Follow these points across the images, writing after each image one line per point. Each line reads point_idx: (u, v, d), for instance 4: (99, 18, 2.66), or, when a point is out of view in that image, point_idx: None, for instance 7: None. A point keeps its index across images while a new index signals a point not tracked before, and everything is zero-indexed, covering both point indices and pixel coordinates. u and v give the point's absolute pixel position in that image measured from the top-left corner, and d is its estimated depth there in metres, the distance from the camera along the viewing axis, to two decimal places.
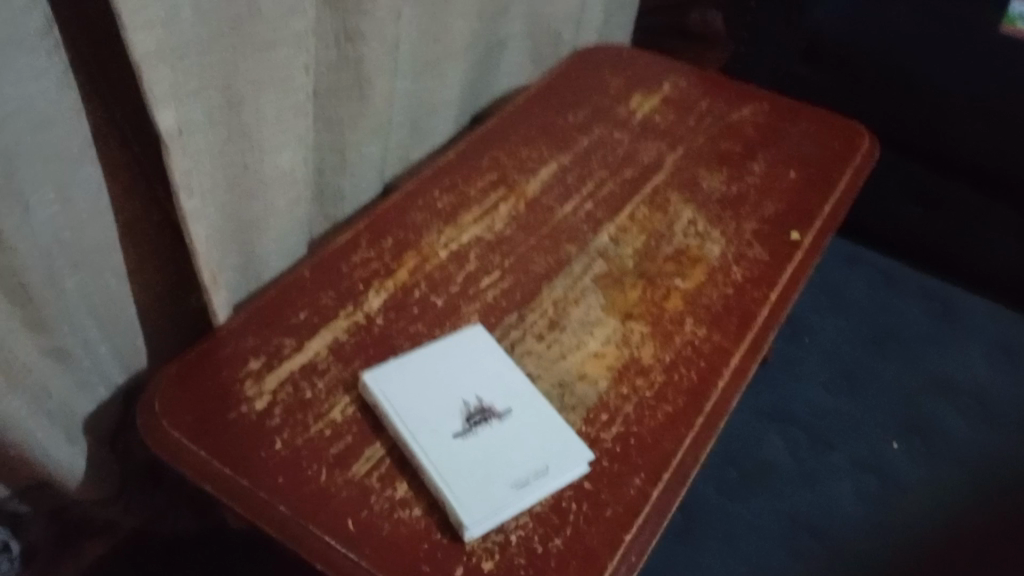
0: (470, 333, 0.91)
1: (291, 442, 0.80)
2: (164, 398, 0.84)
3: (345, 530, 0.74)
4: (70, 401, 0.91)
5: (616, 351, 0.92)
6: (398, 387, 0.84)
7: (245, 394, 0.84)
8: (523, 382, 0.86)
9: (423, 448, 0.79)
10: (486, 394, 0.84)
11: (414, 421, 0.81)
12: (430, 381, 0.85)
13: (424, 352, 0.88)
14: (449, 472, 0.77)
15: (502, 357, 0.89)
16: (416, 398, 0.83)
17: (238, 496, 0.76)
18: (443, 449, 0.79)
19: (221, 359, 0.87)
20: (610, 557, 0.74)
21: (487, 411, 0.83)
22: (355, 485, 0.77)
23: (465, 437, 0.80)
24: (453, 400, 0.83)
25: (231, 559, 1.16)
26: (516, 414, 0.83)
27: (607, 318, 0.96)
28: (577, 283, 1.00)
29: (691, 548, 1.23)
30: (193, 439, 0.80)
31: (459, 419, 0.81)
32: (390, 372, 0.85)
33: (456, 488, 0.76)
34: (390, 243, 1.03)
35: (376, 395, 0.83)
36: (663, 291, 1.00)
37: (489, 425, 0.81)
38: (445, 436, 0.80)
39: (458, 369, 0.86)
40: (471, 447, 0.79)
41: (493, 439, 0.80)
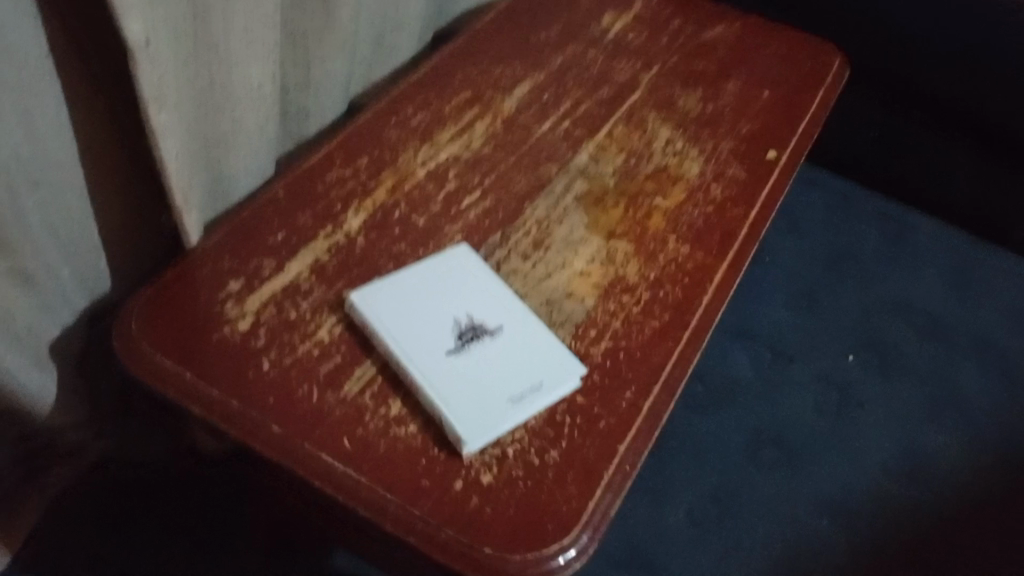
0: (455, 253, 0.89)
1: (279, 362, 0.79)
2: (141, 320, 0.80)
3: (340, 448, 0.73)
4: (35, 326, 0.87)
5: (602, 270, 0.92)
6: (387, 308, 0.82)
7: (226, 316, 0.82)
8: (512, 300, 0.85)
9: (417, 366, 0.78)
10: (476, 311, 0.83)
11: (405, 339, 0.79)
12: (418, 301, 0.83)
13: (410, 272, 0.86)
14: (443, 391, 0.76)
15: (489, 276, 0.88)
16: (406, 317, 0.81)
17: (227, 417, 0.75)
18: (436, 367, 0.78)
19: (199, 281, 0.84)
20: (606, 467, 0.75)
21: (478, 328, 0.82)
22: (348, 404, 0.76)
23: (457, 354, 0.79)
24: (443, 318, 0.82)
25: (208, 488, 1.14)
26: (507, 330, 0.82)
27: (591, 237, 0.96)
28: (558, 202, 0.99)
29: (658, 469, 1.26)
30: (175, 360, 0.78)
31: (450, 336, 0.80)
32: (377, 292, 0.83)
33: (453, 404, 0.75)
34: (366, 162, 1.00)
35: (365, 315, 0.81)
36: (645, 210, 1.00)
37: (481, 341, 0.80)
38: (438, 354, 0.79)
39: (446, 289, 0.85)
40: (464, 363, 0.78)
41: (486, 356, 0.79)
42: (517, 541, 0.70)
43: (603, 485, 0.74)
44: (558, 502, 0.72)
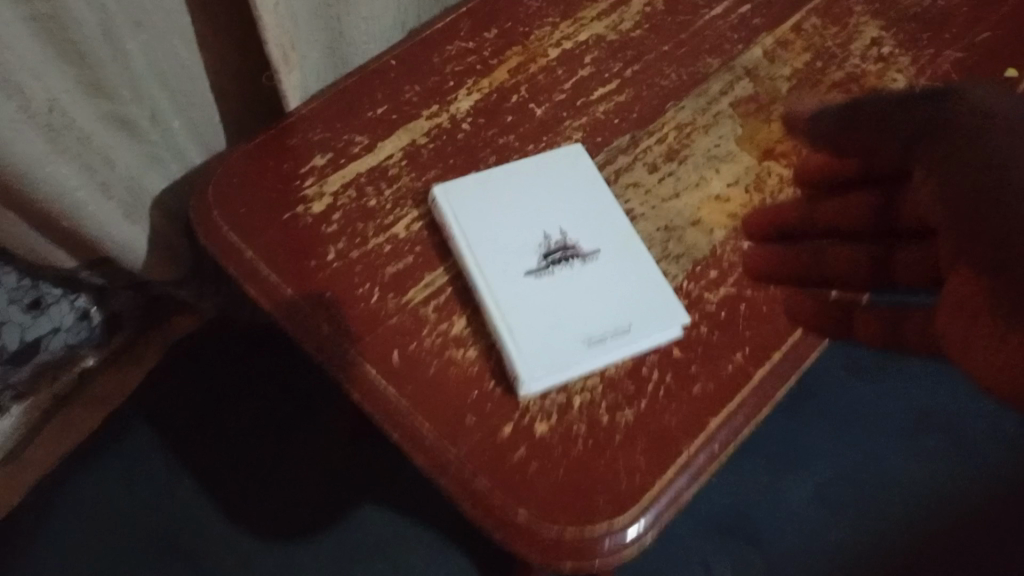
0: (566, 156, 0.76)
1: (346, 254, 0.71)
2: (219, 186, 0.75)
3: (388, 362, 0.65)
4: (137, 175, 0.85)
5: (743, 197, 0.75)
6: (471, 210, 0.71)
7: (303, 195, 0.74)
8: (618, 220, 0.72)
9: (488, 282, 0.67)
10: (572, 228, 0.71)
11: (482, 250, 0.69)
12: (509, 209, 0.72)
13: (508, 171, 0.74)
14: (512, 316, 0.65)
15: (599, 188, 0.74)
16: (491, 223, 0.70)
17: (281, 306, 0.69)
18: (510, 286, 0.67)
19: (286, 152, 0.77)
20: (687, 441, 0.62)
21: (569, 249, 0.69)
22: (407, 313, 0.68)
23: (539, 276, 0.68)
24: (532, 232, 0.70)
25: (276, 394, 1.10)
26: (604, 256, 0.69)
27: (739, 155, 0.78)
28: (711, 105, 0.81)
29: (731, 499, 1.11)
30: (243, 236, 0.72)
31: (535, 254, 0.69)
32: (466, 189, 0.73)
33: (520, 334, 0.65)
34: (494, 35, 0.86)
35: (444, 215, 0.71)
36: (817, 129, 0.80)
37: (569, 266, 0.69)
38: (516, 273, 0.68)
39: (543, 197, 0.73)
40: (544, 289, 0.67)
41: (571, 283, 0.68)
42: (560, 507, 0.59)
43: (679, 461, 0.61)
44: (618, 471, 0.61)
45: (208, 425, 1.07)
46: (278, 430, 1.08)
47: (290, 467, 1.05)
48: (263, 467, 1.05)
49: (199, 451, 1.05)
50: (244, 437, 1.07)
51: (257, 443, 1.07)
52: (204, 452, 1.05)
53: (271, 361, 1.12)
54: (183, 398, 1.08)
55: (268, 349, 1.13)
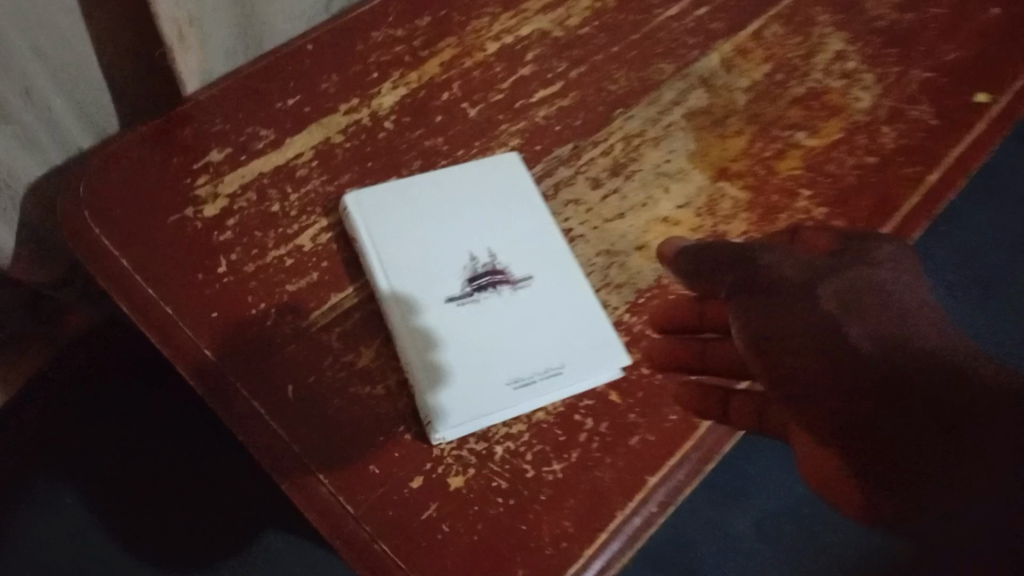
0: (500, 166, 0.67)
1: (239, 269, 0.61)
2: (95, 181, 0.64)
3: (281, 399, 0.56)
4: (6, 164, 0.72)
5: (694, 220, 0.68)
6: (387, 223, 0.62)
7: (195, 195, 0.64)
8: (555, 243, 0.64)
9: (401, 309, 0.58)
10: (502, 250, 0.63)
11: (397, 271, 0.60)
12: (431, 224, 0.63)
13: (433, 179, 0.66)
14: (426, 351, 0.57)
15: (535, 204, 0.66)
16: (409, 240, 0.62)
17: (158, 325, 0.58)
18: (427, 315, 0.58)
19: (177, 144, 0.67)
20: (621, 502, 0.54)
21: (496, 274, 0.61)
22: (307, 340, 0.58)
23: (460, 304, 0.59)
24: (456, 252, 0.62)
25: (149, 427, 0.93)
26: (536, 284, 0.61)
27: (691, 173, 0.71)
28: (662, 116, 0.74)
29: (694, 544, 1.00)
30: (119, 241, 0.62)
31: (458, 278, 0.60)
32: (383, 199, 0.63)
33: (435, 372, 0.56)
34: (427, 21, 0.76)
35: (355, 228, 0.62)
36: (776, 148, 0.73)
37: (496, 293, 0.60)
38: (434, 300, 0.59)
39: (471, 211, 0.64)
40: (465, 320, 0.59)
41: (498, 314, 0.59)
42: None
43: (611, 525, 0.54)
44: (541, 536, 0.53)
45: (85, 470, 0.91)
46: (181, 462, 0.92)
47: (207, 498, 0.91)
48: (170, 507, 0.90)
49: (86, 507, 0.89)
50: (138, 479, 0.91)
51: (157, 482, 0.91)
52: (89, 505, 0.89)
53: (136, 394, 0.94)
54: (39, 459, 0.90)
55: (122, 383, 0.94)
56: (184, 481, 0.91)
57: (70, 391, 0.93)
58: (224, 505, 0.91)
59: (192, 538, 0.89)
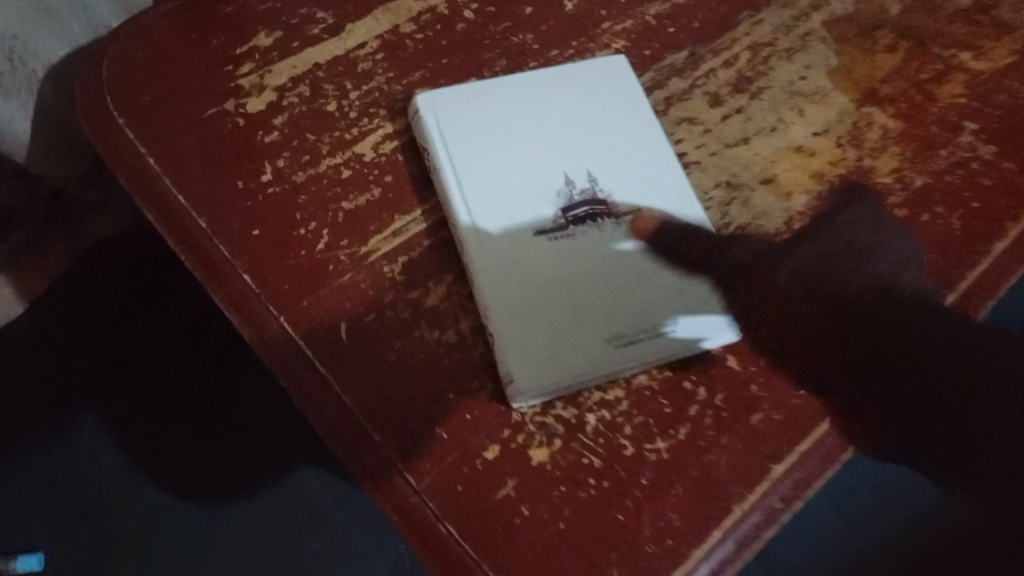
0: (605, 70, 0.55)
1: (286, 178, 0.51)
2: (118, 63, 0.54)
3: (331, 340, 0.46)
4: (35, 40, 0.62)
5: (834, 151, 0.56)
6: (467, 132, 0.51)
7: (236, 86, 0.53)
8: (668, 170, 0.52)
9: (481, 240, 0.48)
10: (604, 174, 0.51)
11: (477, 192, 0.49)
12: (520, 138, 0.52)
13: (523, 84, 0.54)
14: (511, 293, 0.47)
15: (646, 120, 0.54)
16: (492, 156, 0.51)
17: (190, 242, 0.49)
18: (512, 249, 0.48)
19: (220, 21, 0.56)
20: (739, 495, 0.44)
21: (597, 203, 0.50)
22: (364, 270, 0.48)
23: (553, 239, 0.48)
24: (549, 173, 0.51)
25: (154, 361, 0.81)
26: (644, 217, 0.50)
27: (831, 95, 0.58)
28: (799, 23, 0.61)
29: None
30: (144, 136, 0.51)
31: (550, 205, 0.50)
32: (462, 103, 0.52)
33: (520, 321, 0.46)
34: None
35: (429, 136, 0.51)
36: (935, 70, 0.60)
37: (596, 226, 0.49)
38: (521, 230, 0.48)
39: (568, 126, 0.53)
40: (558, 259, 0.48)
41: (597, 253, 0.48)
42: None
43: (725, 524, 0.43)
44: (638, 532, 0.43)
45: (88, 409, 0.79)
46: (191, 405, 0.79)
47: (219, 444, 0.78)
48: (180, 454, 0.78)
49: (89, 450, 0.78)
50: (145, 419, 0.79)
51: (165, 424, 0.79)
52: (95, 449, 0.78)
53: (140, 322, 0.82)
54: (37, 395, 0.79)
55: (124, 308, 0.82)
56: (194, 424, 0.79)
57: (71, 314, 0.82)
58: (240, 454, 0.78)
59: (206, 491, 0.77)
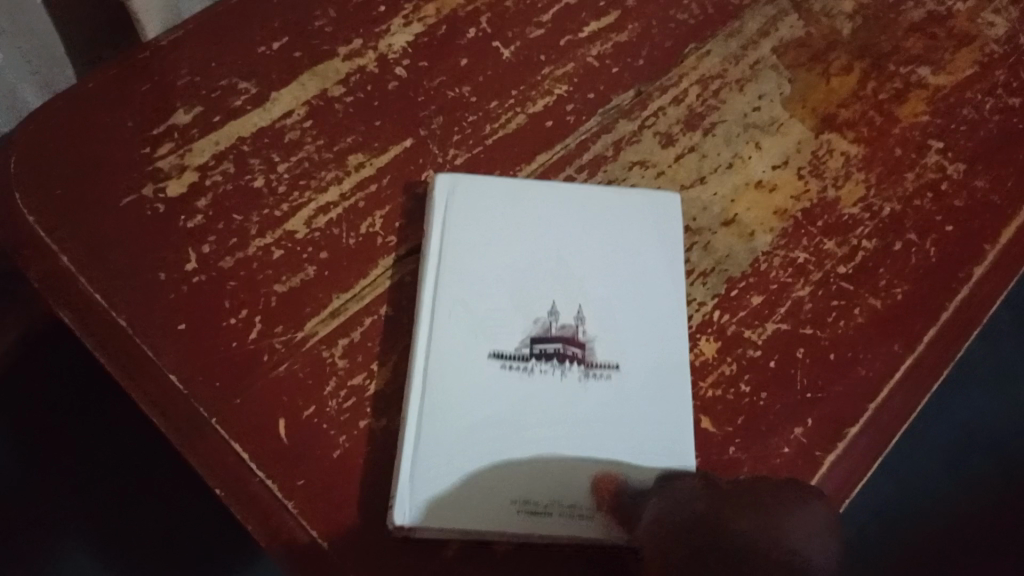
0: (649, 200, 0.51)
1: (214, 265, 0.47)
2: (23, 152, 0.50)
3: (271, 441, 0.42)
4: None
5: (797, 183, 0.53)
6: (467, 223, 0.49)
7: (155, 169, 0.50)
8: (655, 323, 0.47)
9: (442, 341, 0.45)
10: (590, 305, 0.47)
11: (452, 296, 0.46)
12: (515, 249, 0.48)
13: (552, 194, 0.50)
14: (456, 418, 0.43)
15: (653, 261, 0.49)
16: (475, 261, 0.48)
17: (108, 341, 0.45)
18: (465, 372, 0.44)
19: (134, 99, 0.52)
20: None
21: (571, 344, 0.46)
22: (304, 359, 0.45)
23: (510, 369, 0.45)
24: (533, 297, 0.47)
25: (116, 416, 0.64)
26: (617, 375, 0.45)
27: (787, 124, 0.55)
28: (746, 51, 0.58)
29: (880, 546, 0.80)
30: (54, 231, 0.48)
31: (521, 331, 0.46)
32: (483, 192, 0.50)
33: (459, 450, 0.42)
34: None
35: (431, 219, 0.49)
36: (894, 89, 0.57)
37: (562, 370, 0.45)
38: (480, 351, 0.45)
39: (571, 243, 0.49)
40: (516, 407, 0.44)
41: (561, 405, 0.44)
42: None
43: None
44: None
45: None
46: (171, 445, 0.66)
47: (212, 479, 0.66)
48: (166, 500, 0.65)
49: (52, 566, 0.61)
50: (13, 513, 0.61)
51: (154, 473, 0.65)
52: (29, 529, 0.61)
53: (58, 417, 0.63)
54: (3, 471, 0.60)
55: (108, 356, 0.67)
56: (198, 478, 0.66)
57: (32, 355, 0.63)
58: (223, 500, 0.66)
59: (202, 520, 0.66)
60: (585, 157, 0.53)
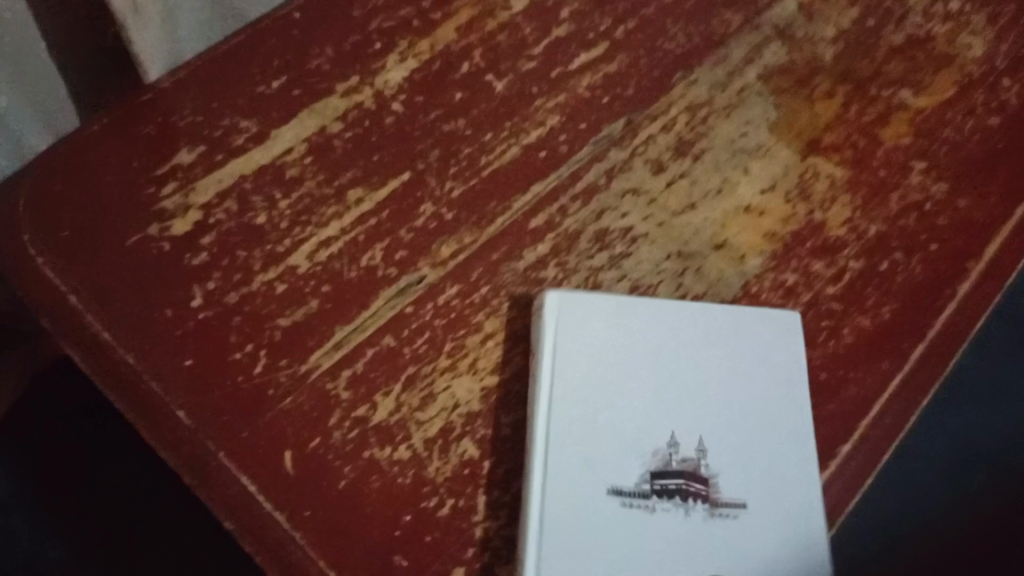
0: (773, 317, 0.49)
1: (219, 301, 0.48)
2: (31, 197, 0.51)
3: (277, 472, 0.44)
4: None
5: (785, 208, 0.54)
6: (573, 357, 0.47)
7: (160, 208, 0.51)
8: (785, 457, 0.45)
9: (554, 487, 0.43)
10: (712, 442, 0.45)
11: (563, 437, 0.45)
12: (630, 377, 0.47)
13: (658, 318, 0.48)
14: (575, 567, 0.42)
15: (767, 384, 0.47)
16: (584, 399, 0.46)
17: (118, 380, 0.46)
18: (586, 518, 0.43)
19: (137, 139, 0.54)
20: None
21: (692, 483, 0.44)
22: (309, 391, 0.46)
23: (631, 509, 0.43)
24: (648, 432, 0.45)
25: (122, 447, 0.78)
26: (744, 515, 0.44)
27: (775, 149, 0.57)
28: (734, 79, 0.60)
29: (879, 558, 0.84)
30: (63, 272, 0.49)
31: (638, 467, 0.44)
32: (596, 315, 0.48)
33: None
34: None
35: (540, 347, 0.47)
36: (877, 112, 0.59)
37: (685, 509, 0.43)
38: (596, 490, 0.44)
39: (691, 368, 0.47)
40: (639, 552, 0.42)
41: (690, 551, 0.43)
42: None
43: None
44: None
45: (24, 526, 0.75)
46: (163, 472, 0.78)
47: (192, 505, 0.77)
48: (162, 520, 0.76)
49: None
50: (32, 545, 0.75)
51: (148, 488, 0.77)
52: (51, 560, 0.74)
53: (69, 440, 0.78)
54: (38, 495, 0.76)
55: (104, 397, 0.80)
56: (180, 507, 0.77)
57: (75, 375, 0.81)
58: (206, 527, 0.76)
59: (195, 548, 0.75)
60: (578, 186, 0.54)
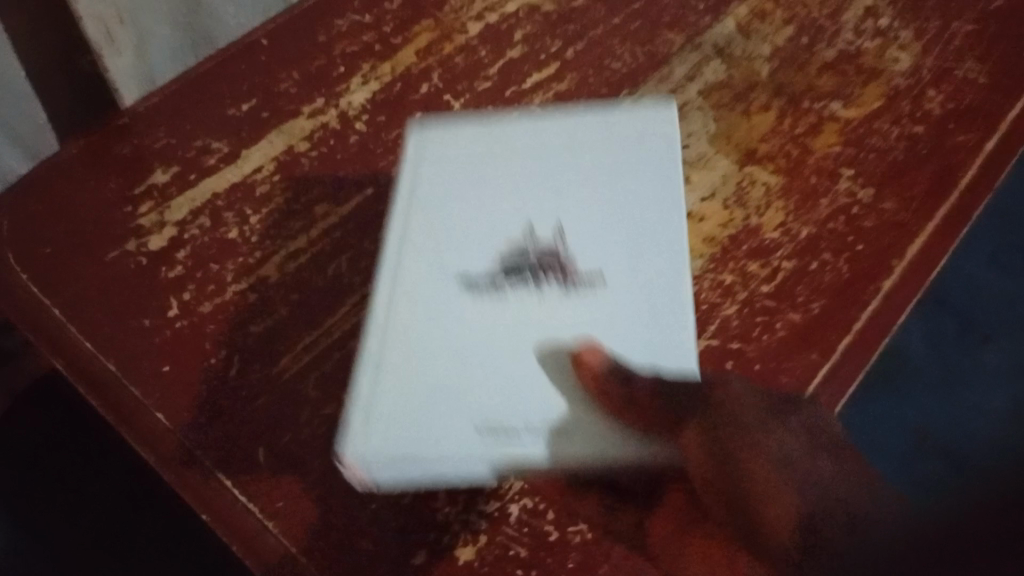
0: (648, 114, 0.54)
1: (193, 310, 0.52)
2: (19, 221, 0.55)
3: (249, 466, 0.46)
4: None
5: (723, 214, 0.59)
6: (437, 172, 0.53)
7: (137, 226, 0.55)
8: (640, 237, 0.49)
9: (408, 272, 0.48)
10: (563, 226, 0.50)
11: (421, 238, 0.50)
12: (490, 184, 0.52)
13: (524, 137, 0.54)
14: (421, 338, 0.45)
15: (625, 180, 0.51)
16: (444, 205, 0.51)
17: (99, 386, 0.49)
18: (434, 297, 0.47)
19: (115, 164, 0.58)
20: None
21: (539, 262, 0.48)
22: (278, 391, 0.49)
23: (476, 290, 0.47)
24: (504, 227, 0.50)
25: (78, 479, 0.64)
26: (597, 286, 0.47)
27: (713, 159, 0.61)
28: (676, 94, 0.64)
29: None
30: (46, 287, 0.52)
31: (487, 255, 0.49)
32: (457, 138, 0.54)
33: (419, 370, 0.44)
34: (397, 5, 0.68)
35: (408, 164, 0.53)
36: (809, 123, 0.63)
37: (534, 285, 0.47)
38: (449, 275, 0.48)
39: (543, 177, 0.52)
40: (486, 325, 0.46)
41: (532, 318, 0.46)
42: None
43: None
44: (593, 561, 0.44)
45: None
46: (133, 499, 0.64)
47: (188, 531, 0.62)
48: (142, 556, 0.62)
49: None
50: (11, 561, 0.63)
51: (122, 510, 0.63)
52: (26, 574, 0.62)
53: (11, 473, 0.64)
54: None
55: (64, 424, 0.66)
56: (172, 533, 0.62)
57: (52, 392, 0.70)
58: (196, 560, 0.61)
59: None
60: None
